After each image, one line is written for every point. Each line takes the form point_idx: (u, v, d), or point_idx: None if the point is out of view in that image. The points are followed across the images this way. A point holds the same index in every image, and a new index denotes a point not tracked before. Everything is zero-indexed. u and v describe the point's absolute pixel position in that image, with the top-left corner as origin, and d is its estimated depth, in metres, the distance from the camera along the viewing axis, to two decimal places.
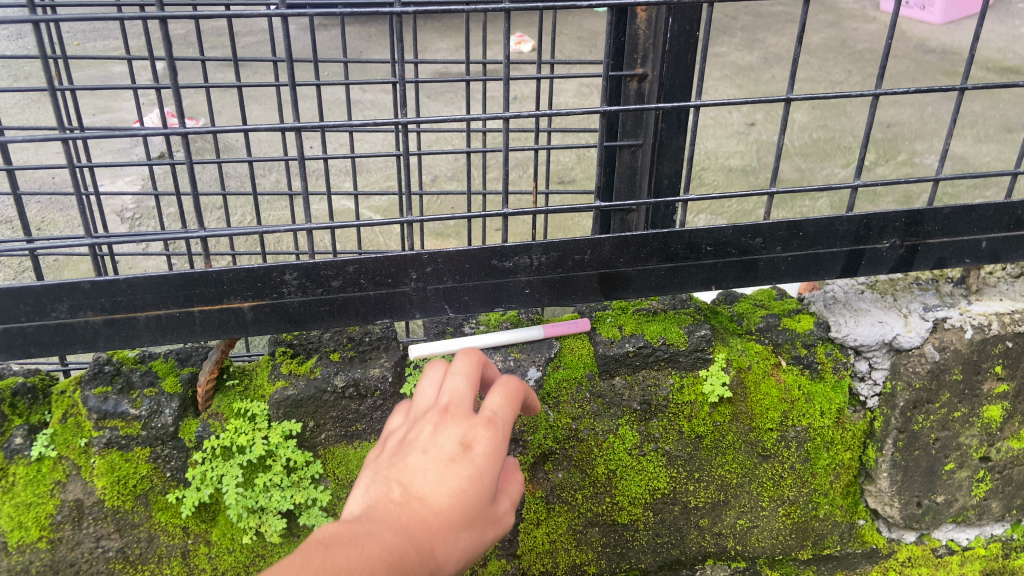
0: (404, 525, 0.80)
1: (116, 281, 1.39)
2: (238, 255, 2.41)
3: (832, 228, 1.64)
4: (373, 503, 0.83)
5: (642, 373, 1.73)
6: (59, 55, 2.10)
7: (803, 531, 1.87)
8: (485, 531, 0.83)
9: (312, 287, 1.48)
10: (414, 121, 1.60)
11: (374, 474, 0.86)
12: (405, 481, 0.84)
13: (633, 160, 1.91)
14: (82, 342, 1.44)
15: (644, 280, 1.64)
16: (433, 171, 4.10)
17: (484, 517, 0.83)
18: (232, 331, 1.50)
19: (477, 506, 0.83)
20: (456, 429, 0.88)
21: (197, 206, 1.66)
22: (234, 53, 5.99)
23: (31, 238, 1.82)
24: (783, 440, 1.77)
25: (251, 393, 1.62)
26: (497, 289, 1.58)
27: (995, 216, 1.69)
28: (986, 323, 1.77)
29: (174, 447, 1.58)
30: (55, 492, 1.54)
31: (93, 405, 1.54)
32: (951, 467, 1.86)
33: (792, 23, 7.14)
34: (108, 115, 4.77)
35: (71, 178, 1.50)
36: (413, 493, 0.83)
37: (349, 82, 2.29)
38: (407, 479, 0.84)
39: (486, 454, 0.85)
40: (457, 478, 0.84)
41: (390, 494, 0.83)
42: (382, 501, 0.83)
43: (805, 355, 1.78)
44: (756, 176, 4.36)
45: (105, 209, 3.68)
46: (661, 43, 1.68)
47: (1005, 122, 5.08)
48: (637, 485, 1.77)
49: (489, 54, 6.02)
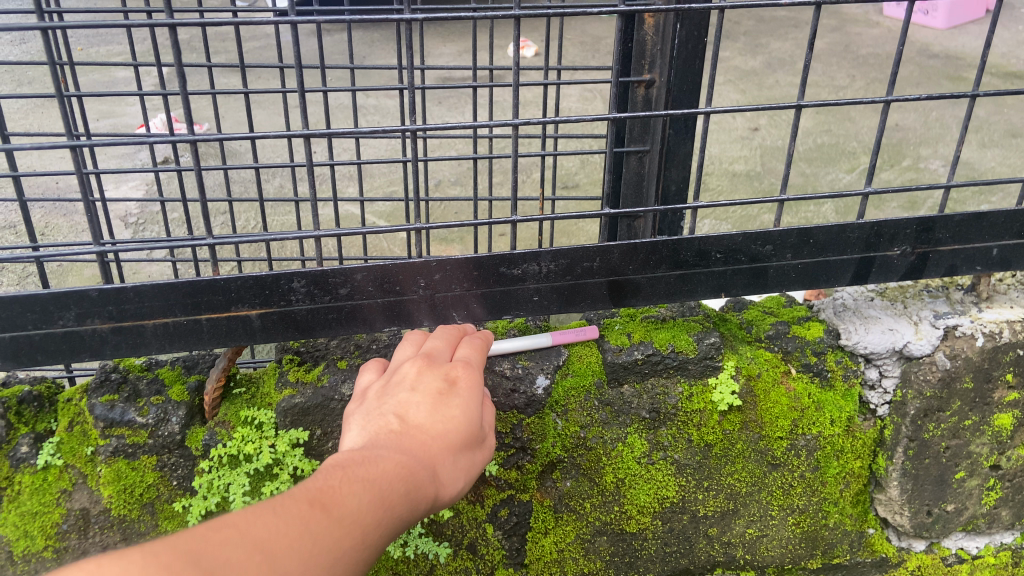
0: (410, 442, 1.10)
1: (124, 289, 1.38)
2: (244, 261, 2.41)
3: (843, 235, 1.63)
4: (379, 433, 1.12)
5: (652, 381, 1.72)
6: (66, 61, 2.08)
7: (813, 540, 1.86)
8: (465, 453, 1.16)
9: (320, 295, 1.47)
10: (423, 128, 1.59)
11: (371, 412, 1.17)
12: (406, 411, 1.15)
13: (641, 166, 1.89)
14: (90, 350, 1.43)
15: (653, 288, 1.63)
16: (437, 177, 4.09)
17: (466, 439, 1.16)
18: (240, 338, 1.49)
19: (463, 429, 1.16)
20: (438, 373, 1.23)
21: (202, 214, 1.64)
22: (238, 58, 6.00)
23: (37, 246, 1.80)
24: (793, 449, 1.76)
25: (258, 400, 1.60)
26: (505, 296, 1.57)
27: (1007, 223, 1.68)
28: (998, 331, 1.77)
29: (181, 455, 1.57)
30: (61, 501, 1.53)
31: (99, 414, 1.53)
32: (962, 475, 1.85)
33: (796, 28, 7.14)
34: (112, 120, 4.78)
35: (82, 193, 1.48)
36: (413, 419, 1.14)
37: (355, 88, 2.27)
38: (407, 408, 1.16)
39: (464, 391, 1.21)
40: (447, 408, 1.17)
41: (393, 420, 1.14)
42: (387, 426, 1.13)
43: (816, 362, 1.77)
44: (761, 181, 4.35)
45: (110, 214, 3.68)
46: (669, 49, 1.67)
47: (1009, 128, 5.07)
48: (646, 495, 1.75)
49: (493, 59, 6.03)
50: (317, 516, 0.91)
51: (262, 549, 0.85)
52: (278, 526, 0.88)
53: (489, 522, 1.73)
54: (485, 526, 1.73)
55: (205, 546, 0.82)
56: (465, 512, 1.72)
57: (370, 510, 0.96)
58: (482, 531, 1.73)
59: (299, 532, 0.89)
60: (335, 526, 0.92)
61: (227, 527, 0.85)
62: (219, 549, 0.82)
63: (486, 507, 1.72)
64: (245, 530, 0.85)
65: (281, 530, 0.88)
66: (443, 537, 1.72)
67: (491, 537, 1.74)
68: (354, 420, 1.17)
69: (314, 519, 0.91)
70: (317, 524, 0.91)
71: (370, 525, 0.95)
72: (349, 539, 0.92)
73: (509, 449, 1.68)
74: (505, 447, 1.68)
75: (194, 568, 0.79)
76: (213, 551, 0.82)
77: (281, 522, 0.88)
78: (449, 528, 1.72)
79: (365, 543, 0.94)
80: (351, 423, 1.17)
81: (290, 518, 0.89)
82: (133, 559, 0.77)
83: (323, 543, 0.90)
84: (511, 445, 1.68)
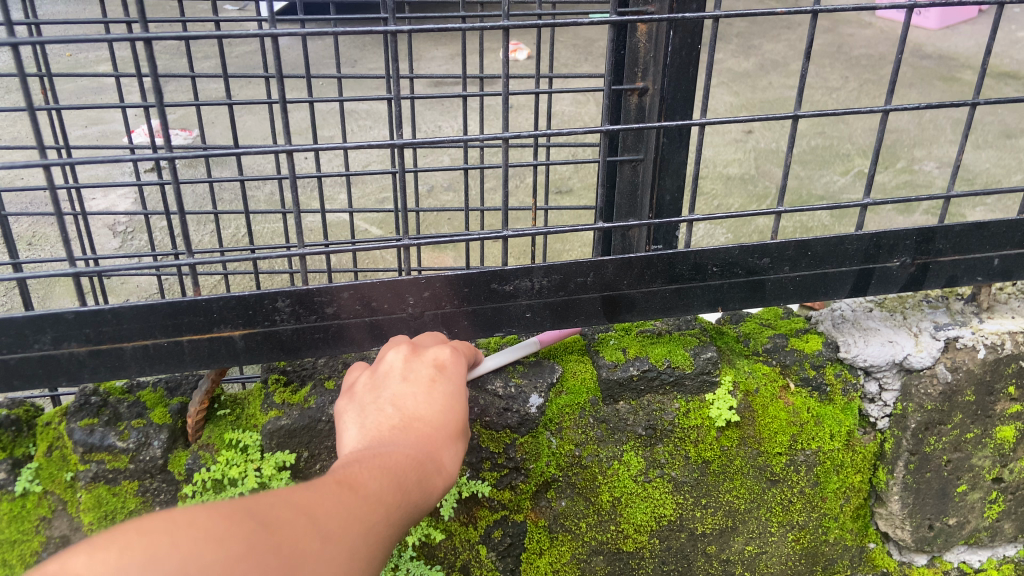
0: (414, 432, 1.11)
1: (101, 311, 1.34)
2: (231, 274, 2.36)
3: (841, 247, 1.59)
4: (380, 425, 1.12)
5: (647, 397, 1.68)
6: (44, 74, 2.01)
7: (812, 556, 1.82)
8: (464, 441, 1.17)
9: (306, 314, 1.43)
10: (410, 143, 1.54)
11: (366, 408, 1.17)
12: (403, 401, 1.17)
13: (634, 175, 1.84)
14: (68, 374, 1.39)
15: (648, 302, 1.58)
16: (430, 182, 4.05)
17: (462, 427, 1.18)
18: (223, 360, 1.44)
19: (459, 416, 1.19)
20: (426, 364, 1.27)
21: (183, 232, 1.59)
22: (226, 64, 5.96)
23: (17, 264, 1.74)
24: (792, 465, 1.72)
25: (243, 423, 1.56)
26: (496, 313, 1.53)
27: (1008, 233, 1.65)
28: (1000, 342, 1.73)
29: (163, 479, 1.52)
30: (40, 529, 1.51)
31: (79, 438, 1.48)
32: (964, 489, 1.81)
33: (787, 29, 7.11)
34: (100, 127, 4.73)
35: (60, 231, 1.40)
36: (412, 410, 1.15)
37: (341, 98, 2.23)
38: (403, 399, 1.17)
39: (454, 380, 1.25)
40: (440, 395, 1.20)
41: (393, 411, 1.15)
42: (388, 418, 1.13)
43: (815, 375, 1.73)
44: (756, 184, 4.31)
45: (97, 224, 3.63)
46: (662, 57, 1.63)
47: (1004, 128, 5.04)
48: (643, 513, 1.71)
49: (484, 63, 6.00)
50: (346, 492, 0.91)
51: (305, 512, 0.84)
52: (315, 496, 0.87)
53: (483, 543, 1.69)
54: (478, 548, 1.69)
55: (256, 506, 0.81)
56: (458, 533, 1.68)
57: (391, 492, 0.96)
58: (475, 552, 1.69)
59: (335, 502, 0.88)
60: (363, 501, 0.91)
61: (271, 495, 0.84)
62: (269, 508, 0.81)
63: (480, 528, 1.68)
64: (288, 497, 0.85)
65: (319, 499, 0.87)
66: (436, 560, 1.68)
67: (485, 558, 1.70)
68: (349, 417, 1.17)
69: (345, 495, 0.90)
70: (348, 498, 0.90)
71: (394, 503, 0.95)
72: (378, 513, 0.91)
73: (503, 469, 1.64)
74: (498, 467, 1.64)
75: (250, 521, 0.78)
76: (264, 509, 0.81)
77: (319, 493, 0.88)
78: (442, 551, 1.68)
79: (392, 520, 0.93)
80: (348, 421, 1.16)
81: (325, 490, 0.89)
82: (196, 510, 0.76)
83: (357, 514, 0.89)
84: (505, 465, 1.64)
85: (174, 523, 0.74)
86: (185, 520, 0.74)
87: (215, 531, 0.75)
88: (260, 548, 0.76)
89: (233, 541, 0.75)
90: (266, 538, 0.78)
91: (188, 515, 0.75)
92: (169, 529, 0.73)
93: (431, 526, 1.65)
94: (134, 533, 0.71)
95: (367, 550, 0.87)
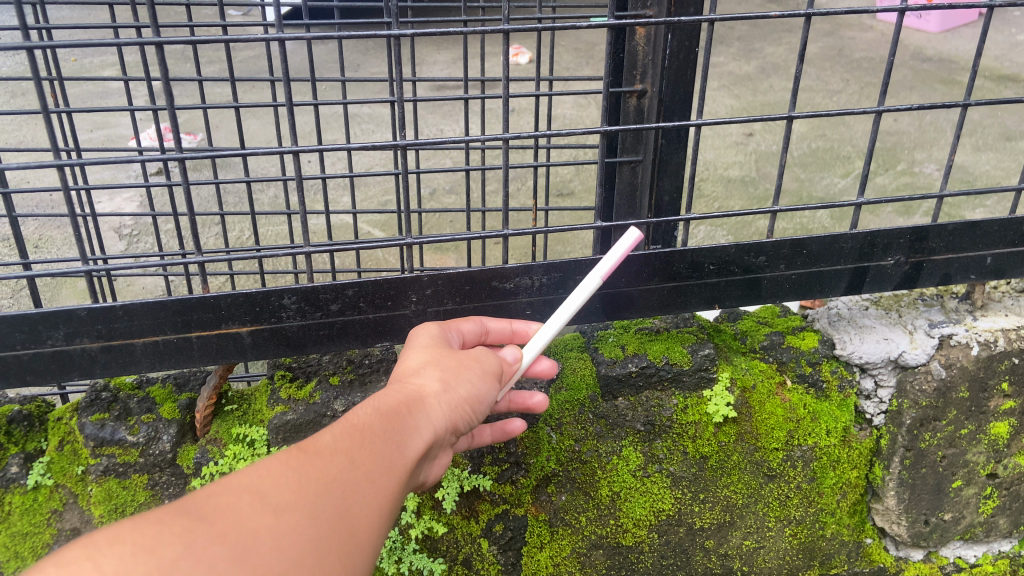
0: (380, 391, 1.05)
1: (113, 307, 1.37)
2: (240, 272, 2.39)
3: (836, 245, 1.62)
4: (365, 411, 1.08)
5: (646, 394, 1.72)
6: (53, 78, 2.04)
7: (809, 550, 1.85)
8: (445, 366, 1.09)
9: (311, 311, 1.46)
10: (415, 146, 1.56)
11: None
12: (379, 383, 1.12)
13: (633, 176, 1.86)
14: (79, 369, 1.42)
15: (646, 300, 1.62)
16: (432, 185, 4.10)
17: (438, 360, 1.11)
18: (230, 356, 1.48)
19: (428, 357, 1.12)
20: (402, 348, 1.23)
21: (190, 230, 1.61)
22: (231, 69, 6.05)
23: (29, 264, 1.75)
24: (789, 460, 1.75)
25: (250, 417, 1.60)
26: (497, 311, 1.56)
27: (1000, 232, 1.68)
28: (993, 339, 1.77)
29: (173, 473, 1.56)
30: (52, 521, 1.54)
31: (90, 432, 1.53)
32: (959, 484, 1.84)
33: (789, 33, 7.15)
34: (106, 131, 4.78)
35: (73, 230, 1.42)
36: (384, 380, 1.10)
37: (346, 100, 2.26)
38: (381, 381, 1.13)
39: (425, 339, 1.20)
40: (410, 355, 1.15)
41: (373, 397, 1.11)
42: None
43: (811, 372, 1.77)
44: (756, 186, 4.34)
45: (104, 226, 3.68)
46: (661, 60, 1.65)
47: (1003, 131, 5.07)
48: (642, 507, 1.74)
49: (486, 67, 6.03)
50: (296, 456, 0.85)
51: (253, 492, 0.80)
52: (265, 470, 0.83)
53: (484, 537, 1.70)
54: (480, 542, 1.71)
55: (191, 502, 0.77)
56: (460, 527, 1.69)
57: (347, 438, 0.90)
58: (477, 546, 1.71)
59: (289, 469, 0.83)
60: (323, 457, 0.86)
61: (212, 486, 0.80)
62: (209, 500, 0.77)
63: (481, 522, 1.69)
64: (229, 483, 0.80)
65: (268, 472, 0.82)
66: (438, 553, 1.70)
67: (486, 552, 1.71)
68: None
69: (302, 457, 0.85)
70: (305, 459, 0.85)
71: (354, 446, 0.89)
72: (341, 463, 0.87)
73: (504, 464, 1.67)
74: (499, 462, 1.66)
75: (187, 519, 0.74)
76: (205, 501, 0.77)
77: (269, 466, 0.83)
78: (444, 544, 1.69)
79: (358, 461, 0.88)
80: None
81: (270, 463, 0.84)
82: (119, 524, 0.72)
83: (313, 475, 0.84)
84: (505, 459, 1.67)
85: (95, 547, 0.70)
86: (107, 537, 0.70)
87: (144, 541, 0.71)
88: (200, 543, 0.73)
89: (166, 545, 0.71)
90: (206, 530, 0.74)
91: (109, 533, 0.71)
92: (90, 553, 0.69)
93: (433, 519, 1.67)
94: (53, 566, 0.68)
95: (337, 504, 0.83)
